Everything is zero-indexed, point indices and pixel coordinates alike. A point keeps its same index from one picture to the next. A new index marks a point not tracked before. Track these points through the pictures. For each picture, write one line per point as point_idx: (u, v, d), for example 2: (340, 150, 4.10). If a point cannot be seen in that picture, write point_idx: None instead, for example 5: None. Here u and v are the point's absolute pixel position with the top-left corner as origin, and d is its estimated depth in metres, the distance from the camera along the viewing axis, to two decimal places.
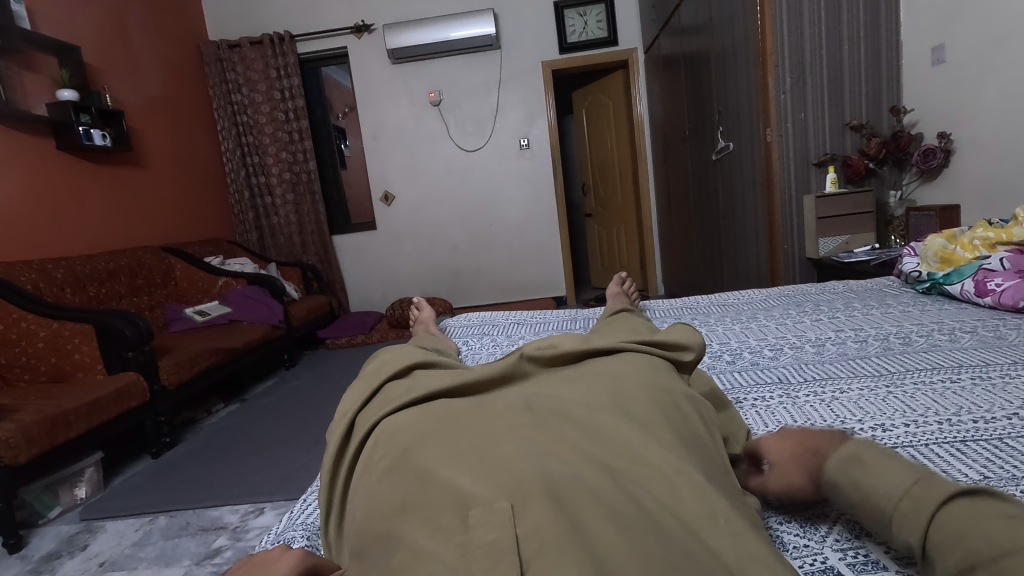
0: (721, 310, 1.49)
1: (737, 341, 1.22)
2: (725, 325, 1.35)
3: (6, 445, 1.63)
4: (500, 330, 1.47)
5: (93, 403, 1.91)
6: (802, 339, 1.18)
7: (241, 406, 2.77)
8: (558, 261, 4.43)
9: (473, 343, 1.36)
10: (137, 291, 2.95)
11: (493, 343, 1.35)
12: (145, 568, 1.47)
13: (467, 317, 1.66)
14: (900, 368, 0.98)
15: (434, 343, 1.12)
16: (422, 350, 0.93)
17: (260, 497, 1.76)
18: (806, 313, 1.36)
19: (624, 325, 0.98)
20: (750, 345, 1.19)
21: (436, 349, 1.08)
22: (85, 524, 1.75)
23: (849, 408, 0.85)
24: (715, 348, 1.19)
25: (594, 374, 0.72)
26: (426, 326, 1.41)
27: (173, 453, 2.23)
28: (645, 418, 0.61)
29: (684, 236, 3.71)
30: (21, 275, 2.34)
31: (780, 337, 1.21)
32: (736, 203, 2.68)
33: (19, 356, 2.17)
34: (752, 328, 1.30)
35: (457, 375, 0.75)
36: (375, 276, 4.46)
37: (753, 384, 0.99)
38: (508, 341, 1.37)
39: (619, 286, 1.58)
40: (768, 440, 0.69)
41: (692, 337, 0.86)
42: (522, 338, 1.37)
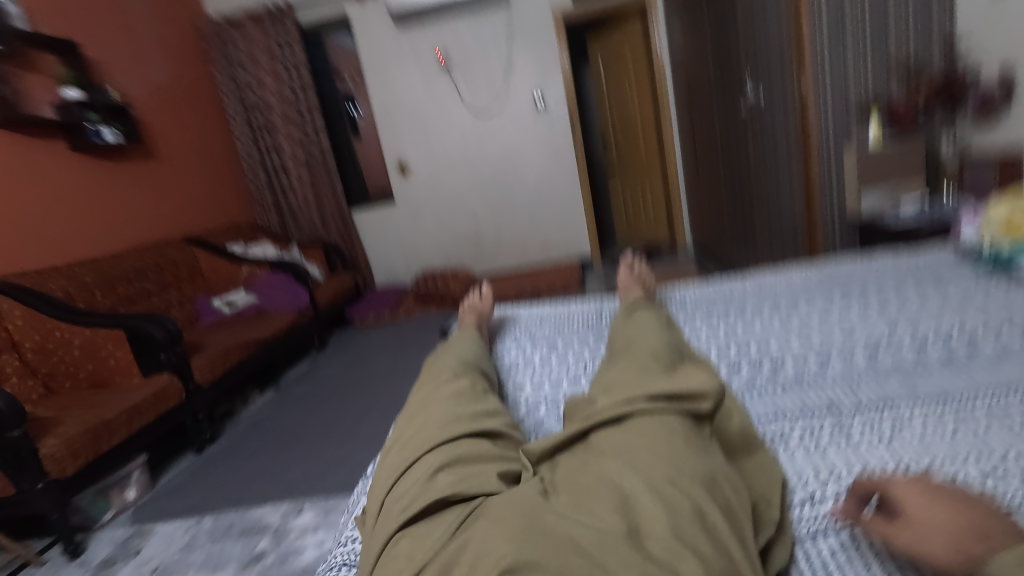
0: (758, 294, 1.36)
1: (777, 343, 1.13)
2: (763, 317, 1.25)
3: (53, 459, 1.67)
4: (549, 348, 1.25)
5: (133, 411, 1.95)
6: (850, 342, 1.08)
7: (277, 394, 2.82)
8: (582, 224, 4.29)
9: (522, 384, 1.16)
10: (166, 287, 3.00)
11: (546, 387, 1.15)
12: (195, 573, 1.53)
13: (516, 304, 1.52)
14: (964, 391, 0.88)
15: (476, 352, 1.06)
16: (441, 387, 0.88)
17: (300, 496, 1.80)
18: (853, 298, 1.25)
19: (636, 355, 0.89)
20: (788, 348, 1.11)
21: (477, 359, 1.04)
22: (136, 527, 1.83)
23: (912, 447, 0.77)
24: (753, 355, 1.10)
25: (596, 478, 0.65)
26: (474, 324, 1.27)
27: (215, 450, 2.31)
28: (655, 555, 0.56)
29: (713, 190, 3.53)
30: (52, 284, 2.40)
31: (825, 337, 1.12)
32: (769, 155, 2.51)
33: (59, 364, 2.22)
34: (793, 320, 1.20)
35: (468, 479, 0.70)
36: (399, 249, 4.42)
37: (797, 411, 0.92)
38: (561, 374, 1.17)
39: (629, 268, 1.48)
40: (915, 498, 0.58)
41: (706, 377, 0.74)
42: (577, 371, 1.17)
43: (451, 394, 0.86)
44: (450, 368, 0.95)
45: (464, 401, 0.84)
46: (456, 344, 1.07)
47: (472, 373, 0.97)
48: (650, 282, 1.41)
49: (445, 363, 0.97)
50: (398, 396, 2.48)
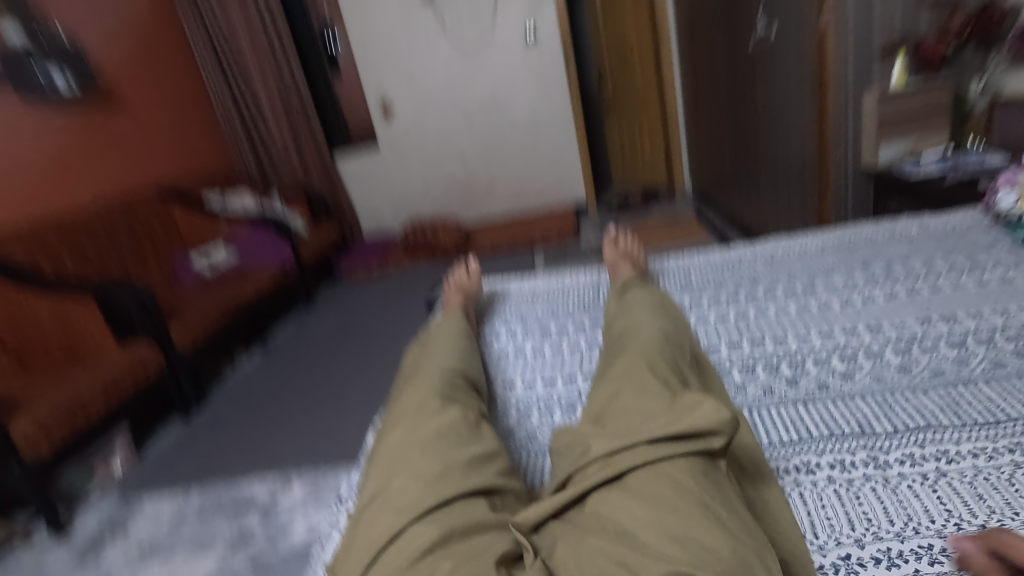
0: (769, 272, 1.25)
1: (796, 338, 1.03)
2: (777, 300, 1.14)
3: (26, 440, 1.62)
4: (540, 335, 1.13)
5: (109, 384, 1.88)
6: (879, 341, 0.98)
7: (264, 354, 2.75)
8: (577, 167, 4.09)
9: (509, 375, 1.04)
10: (139, 244, 2.84)
11: (535, 380, 1.02)
12: (183, 553, 1.49)
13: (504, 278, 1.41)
14: (1016, 413, 0.80)
15: (463, 352, 0.96)
16: (421, 419, 0.77)
17: (288, 468, 1.76)
18: (878, 281, 1.14)
19: (628, 371, 0.80)
20: (808, 345, 1.01)
21: (465, 363, 0.94)
22: (123, 501, 1.78)
23: (960, 498, 0.70)
24: (771, 354, 1.01)
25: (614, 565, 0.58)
26: (459, 307, 1.16)
27: (202, 417, 2.25)
28: None
29: (714, 130, 3.33)
30: (14, 247, 2.25)
31: (850, 332, 1.02)
32: (778, 95, 2.32)
33: (30, 334, 2.11)
34: (812, 309, 1.09)
35: (465, 564, 0.61)
36: (385, 196, 4.23)
37: (824, 432, 0.84)
38: (552, 365, 1.05)
39: (614, 245, 1.36)
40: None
41: (706, 414, 0.64)
42: (570, 362, 1.04)
43: (440, 430, 0.76)
44: (435, 386, 0.84)
45: (457, 444, 0.74)
46: (442, 346, 0.96)
47: (460, 390, 0.87)
48: (639, 256, 1.31)
49: (428, 375, 0.87)
50: (388, 358, 2.42)
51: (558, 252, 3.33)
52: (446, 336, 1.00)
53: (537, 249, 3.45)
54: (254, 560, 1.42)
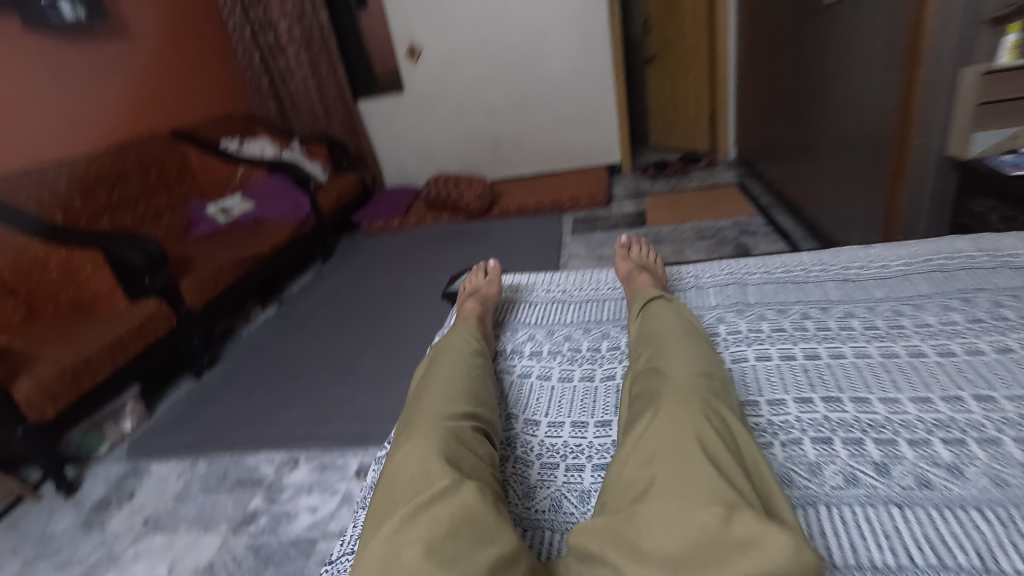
0: (843, 300, 1.07)
1: (881, 406, 0.82)
2: (854, 343, 0.95)
3: (29, 404, 1.58)
4: (568, 359, 1.02)
5: (116, 344, 1.82)
6: (996, 423, 0.76)
7: (279, 311, 2.69)
8: (613, 125, 3.81)
9: (533, 408, 0.92)
10: (153, 190, 2.74)
11: (563, 415, 0.89)
12: (187, 530, 1.46)
13: (526, 284, 1.30)
14: None
15: (471, 387, 0.85)
16: (420, 508, 0.64)
17: (295, 444, 1.70)
18: (988, 332, 0.92)
19: (669, 448, 0.65)
20: (902, 418, 0.80)
21: (474, 405, 0.82)
22: (132, 464, 1.76)
23: None
24: (849, 427, 0.80)
25: None
26: (477, 317, 1.07)
27: (214, 376, 2.21)
28: None
29: (767, 94, 3.03)
30: (21, 192, 2.16)
31: (955, 406, 0.80)
32: (848, 62, 2.04)
33: (39, 285, 2.06)
34: (902, 365, 0.89)
35: None
36: (408, 146, 4.04)
37: (926, 559, 0.62)
38: (583, 397, 0.92)
39: (625, 253, 1.27)
40: None
41: (770, 559, 0.52)
42: (603, 395, 0.91)
43: (452, 523, 0.62)
44: (436, 444, 0.72)
45: (473, 543, 0.61)
46: (450, 383, 0.84)
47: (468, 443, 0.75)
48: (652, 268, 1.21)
49: (431, 428, 0.74)
50: (403, 327, 2.32)
51: (588, 220, 3.14)
52: (453, 371, 0.88)
53: (565, 215, 3.27)
54: (257, 546, 1.37)
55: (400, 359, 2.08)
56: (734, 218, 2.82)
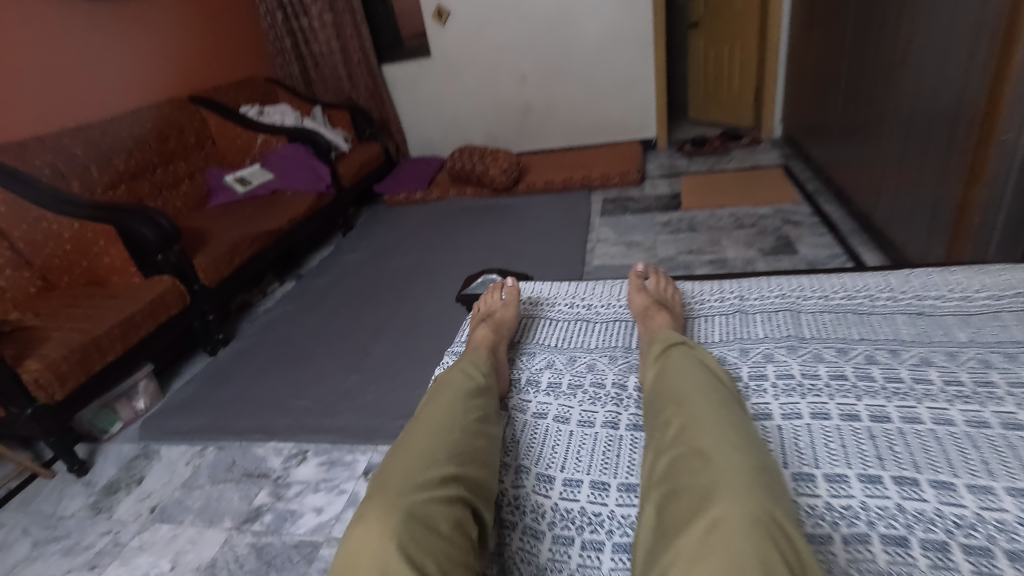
0: (919, 344, 0.94)
1: (969, 495, 0.70)
2: (933, 404, 0.82)
3: (37, 385, 1.56)
4: (590, 399, 0.96)
5: (127, 324, 1.78)
6: None
7: (297, 286, 2.63)
8: (650, 96, 3.58)
9: (548, 460, 0.87)
10: (171, 158, 2.68)
11: (581, 472, 0.84)
12: (192, 523, 1.43)
13: (546, 299, 1.26)
14: None
15: (449, 445, 0.77)
16: None
17: (305, 436, 1.66)
18: None
19: (726, 568, 0.57)
20: (995, 515, 0.68)
21: (448, 467, 0.75)
22: (143, 446, 1.75)
23: None
24: (929, 521, 0.68)
25: None
26: (489, 348, 1.02)
27: (228, 353, 2.18)
28: None
29: (820, 68, 2.77)
30: (35, 159, 2.10)
31: None
32: (923, 38, 1.80)
33: (53, 258, 2.03)
34: (994, 441, 0.76)
35: None
36: (434, 114, 3.88)
37: None
38: (603, 451, 0.86)
39: (640, 284, 1.16)
40: None
41: None
42: (626, 450, 0.85)
43: None
44: (390, 531, 0.65)
45: None
46: (423, 445, 0.76)
47: (436, 523, 0.68)
48: (671, 303, 1.11)
49: (390, 508, 0.67)
50: (419, 310, 2.24)
51: (618, 200, 2.97)
52: (431, 428, 0.79)
53: (594, 193, 3.10)
54: (260, 546, 1.34)
55: (415, 347, 2.00)
56: (776, 205, 2.62)
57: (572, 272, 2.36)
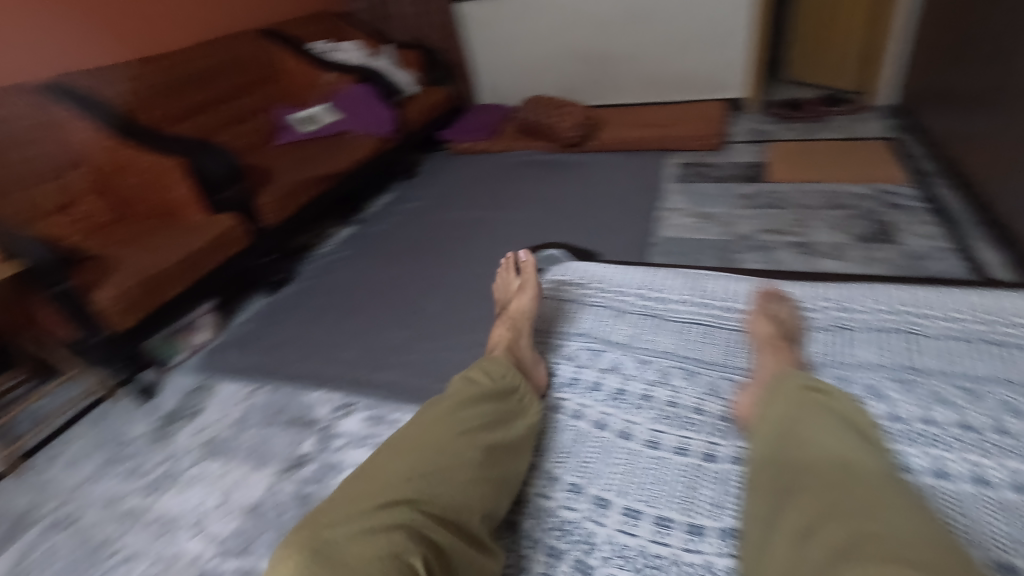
0: None
1: None
2: None
3: (106, 314, 1.62)
4: (663, 418, 0.94)
5: (192, 260, 1.81)
6: None
7: (356, 232, 2.62)
8: (743, 50, 3.24)
9: (607, 483, 0.88)
10: (240, 93, 2.66)
11: (643, 503, 0.84)
12: (241, 462, 1.47)
13: (614, 284, 1.22)
14: None
15: (393, 471, 0.77)
16: None
17: (353, 387, 1.66)
18: None
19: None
20: None
21: (383, 496, 0.74)
22: (201, 379, 1.81)
23: None
24: None
25: None
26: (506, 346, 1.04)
27: (285, 294, 2.22)
28: None
29: (955, 24, 2.38)
30: (110, 88, 2.13)
31: None
32: None
33: (124, 190, 2.08)
34: None
35: None
36: (505, 58, 3.68)
37: None
38: (673, 482, 0.86)
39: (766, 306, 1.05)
40: None
41: None
42: (698, 486, 0.84)
43: None
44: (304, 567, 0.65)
45: None
46: (369, 477, 0.77)
47: (360, 554, 0.66)
48: (788, 322, 1.01)
49: (305, 550, 0.67)
50: (474, 267, 2.17)
51: (696, 165, 2.74)
52: (382, 461, 0.79)
53: (669, 155, 2.88)
54: (303, 494, 1.36)
55: (468, 306, 1.95)
56: (876, 184, 2.34)
57: (639, 241, 2.21)
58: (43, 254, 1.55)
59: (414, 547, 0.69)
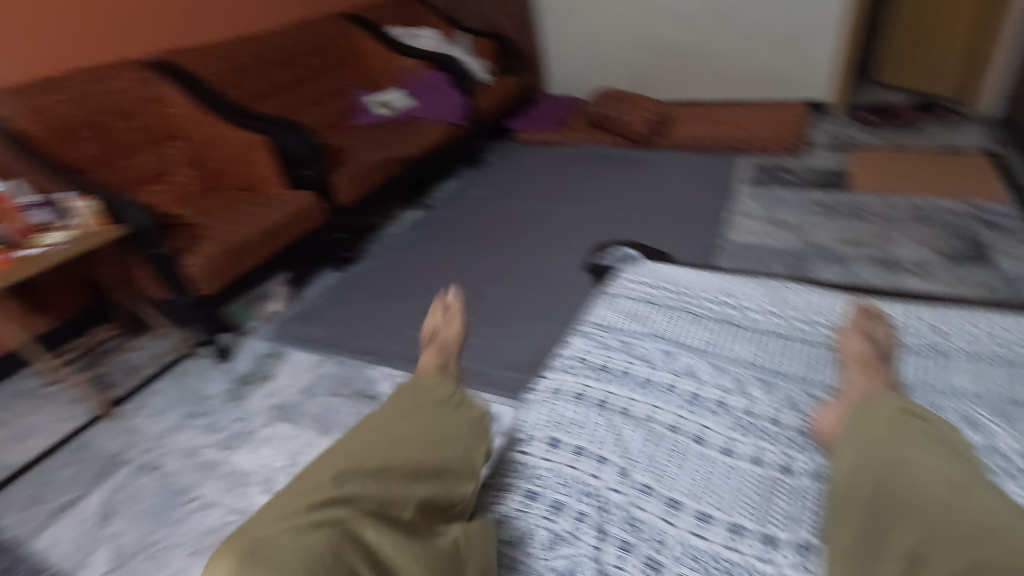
0: None
1: None
2: None
3: (195, 279, 1.73)
4: (736, 426, 0.92)
5: (272, 233, 1.92)
6: None
7: (422, 215, 2.69)
8: (831, 50, 3.08)
9: (680, 485, 0.86)
10: (321, 74, 2.76)
11: (715, 509, 0.82)
12: (307, 428, 1.55)
13: (692, 288, 1.19)
14: None
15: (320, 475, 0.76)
16: None
17: (415, 366, 1.72)
18: None
19: None
20: None
21: (311, 500, 0.72)
22: (274, 346, 1.92)
23: None
24: None
25: None
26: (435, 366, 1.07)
27: (353, 272, 2.30)
28: None
29: None
30: (207, 66, 2.26)
31: None
32: None
33: (212, 161, 2.20)
34: None
35: None
36: (577, 49, 3.65)
37: None
38: (748, 491, 0.84)
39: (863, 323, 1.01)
40: None
41: None
42: (774, 498, 0.82)
43: None
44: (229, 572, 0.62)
45: None
46: (296, 486, 0.76)
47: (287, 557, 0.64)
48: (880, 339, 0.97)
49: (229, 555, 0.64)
50: (535, 259, 2.19)
51: (770, 169, 2.65)
52: (312, 470, 0.79)
53: (743, 157, 2.78)
54: None
55: (529, 296, 1.97)
56: (969, 199, 2.20)
57: (706, 243, 2.16)
58: (146, 220, 1.67)
59: (348, 552, 0.69)
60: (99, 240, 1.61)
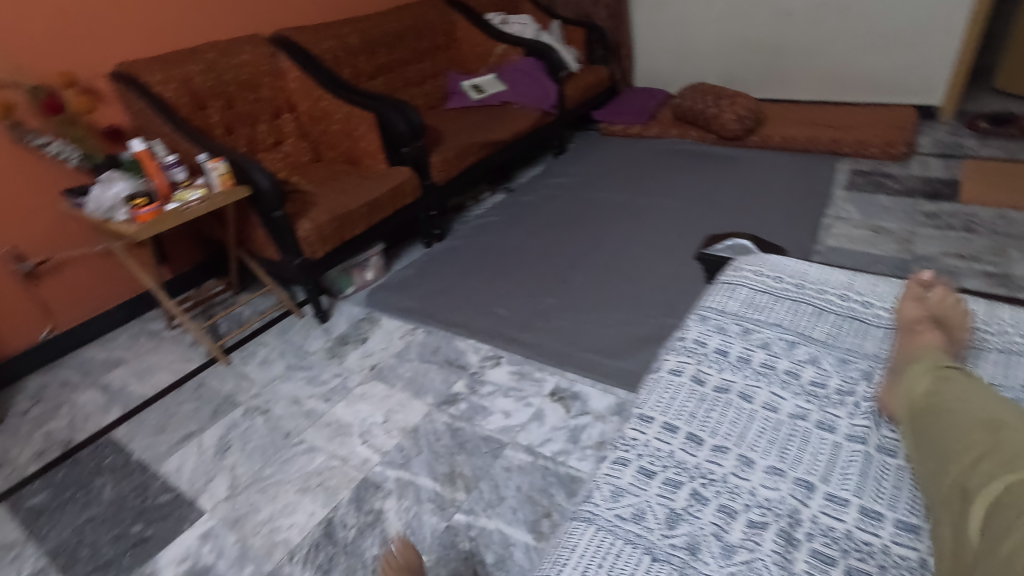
0: None
1: None
2: None
3: (305, 243, 1.86)
4: (859, 414, 0.92)
5: (372, 205, 2.02)
6: None
7: (506, 199, 2.75)
8: (950, 52, 2.89)
9: (809, 466, 0.86)
10: (422, 57, 2.86)
11: (848, 492, 0.82)
12: (400, 391, 1.65)
13: (813, 281, 1.17)
14: None
15: None
16: None
17: (501, 342, 1.78)
18: None
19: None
20: None
21: None
22: (368, 312, 2.03)
23: None
24: None
25: None
26: None
27: (441, 248, 2.39)
28: None
29: None
30: (322, 44, 2.39)
31: None
32: None
33: (322, 135, 2.35)
34: None
35: None
36: (671, 42, 3.58)
37: None
38: (879, 478, 0.83)
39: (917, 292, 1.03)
40: None
41: None
42: (907, 486, 0.81)
43: None
44: None
45: None
46: None
47: None
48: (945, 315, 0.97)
49: None
50: (620, 249, 2.20)
51: (871, 174, 2.53)
52: None
53: (841, 160, 2.67)
54: (455, 428, 1.51)
55: (614, 284, 1.99)
56: None
57: (800, 247, 2.10)
58: (267, 183, 1.79)
59: None
60: (226, 200, 1.75)
